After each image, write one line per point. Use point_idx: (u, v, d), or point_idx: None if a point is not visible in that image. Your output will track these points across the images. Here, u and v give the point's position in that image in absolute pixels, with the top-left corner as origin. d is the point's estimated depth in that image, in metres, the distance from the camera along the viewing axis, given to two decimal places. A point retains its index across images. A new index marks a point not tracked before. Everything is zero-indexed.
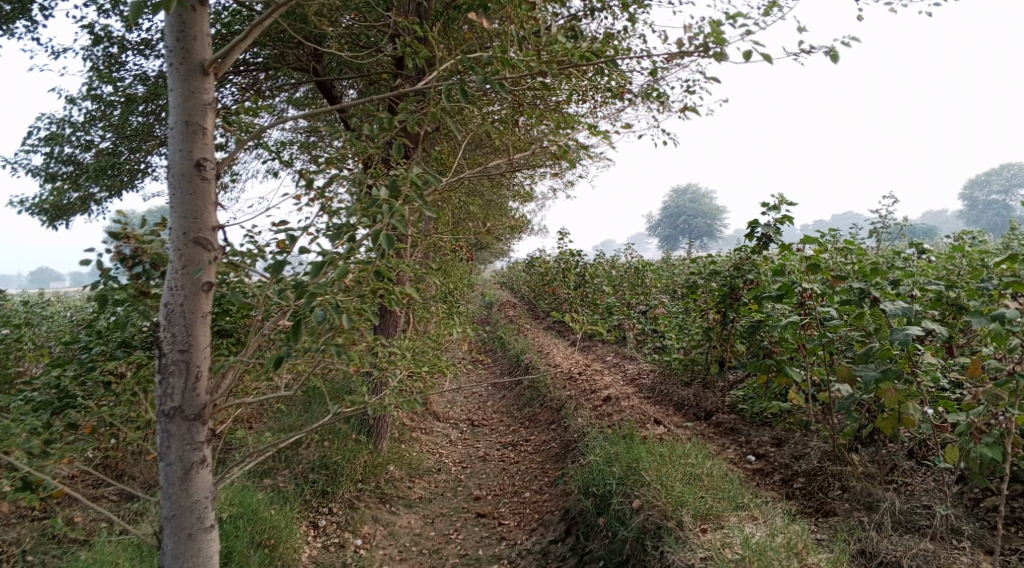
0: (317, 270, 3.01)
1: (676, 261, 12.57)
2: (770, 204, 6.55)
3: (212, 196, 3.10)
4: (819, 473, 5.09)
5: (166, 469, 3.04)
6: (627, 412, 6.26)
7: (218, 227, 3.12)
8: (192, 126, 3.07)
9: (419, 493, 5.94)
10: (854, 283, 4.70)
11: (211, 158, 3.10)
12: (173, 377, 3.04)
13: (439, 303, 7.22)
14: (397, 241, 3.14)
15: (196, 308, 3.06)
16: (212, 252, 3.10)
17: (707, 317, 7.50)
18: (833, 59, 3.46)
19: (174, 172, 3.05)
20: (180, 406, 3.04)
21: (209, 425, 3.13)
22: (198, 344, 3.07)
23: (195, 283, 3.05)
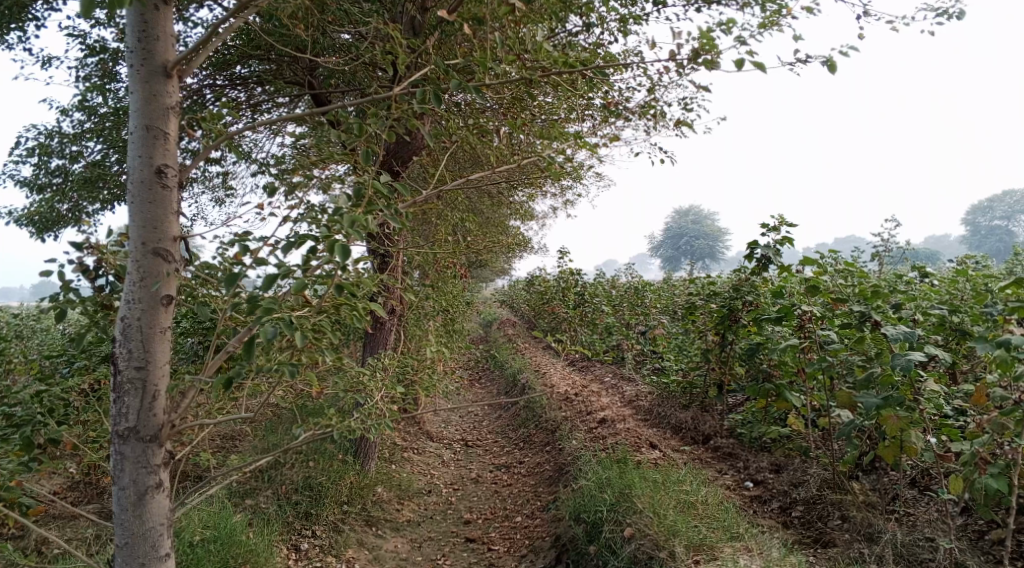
0: (268, 285, 2.77)
1: (676, 281, 12.46)
2: (770, 225, 6.43)
3: (174, 205, 2.94)
4: (819, 501, 4.94)
5: (118, 494, 2.87)
6: (622, 435, 6.11)
7: (180, 238, 2.96)
8: (153, 131, 2.91)
9: (408, 515, 5.78)
10: (855, 307, 4.56)
11: (174, 164, 2.94)
12: (128, 396, 2.86)
13: (432, 321, 7.11)
14: (352, 252, 2.85)
15: (155, 323, 2.89)
16: (173, 264, 2.93)
17: (706, 339, 7.38)
18: (831, 70, 3.30)
19: (133, 179, 2.89)
20: (135, 427, 2.87)
21: (166, 446, 2.95)
22: (156, 361, 2.89)
23: (154, 296, 2.88)
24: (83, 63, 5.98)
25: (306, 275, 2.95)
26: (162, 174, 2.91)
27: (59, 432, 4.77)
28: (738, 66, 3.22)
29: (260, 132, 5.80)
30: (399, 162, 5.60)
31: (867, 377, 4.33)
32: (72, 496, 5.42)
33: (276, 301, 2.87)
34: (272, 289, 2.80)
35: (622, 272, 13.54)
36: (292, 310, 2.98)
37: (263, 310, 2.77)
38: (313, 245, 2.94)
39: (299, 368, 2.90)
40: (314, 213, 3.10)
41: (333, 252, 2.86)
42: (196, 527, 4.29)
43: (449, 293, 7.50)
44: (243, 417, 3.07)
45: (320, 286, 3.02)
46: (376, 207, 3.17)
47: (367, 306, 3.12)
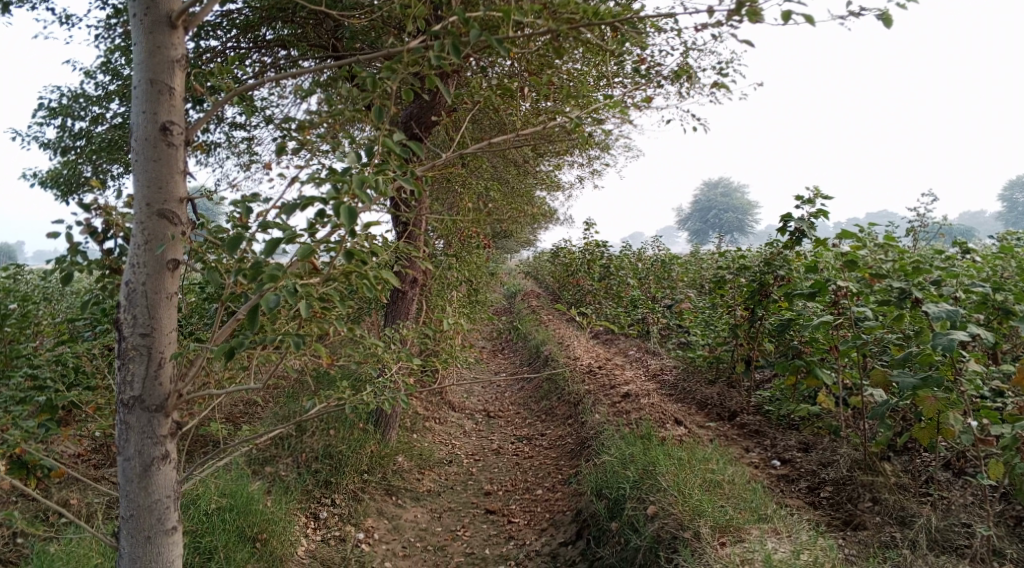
0: (272, 249, 2.66)
1: (704, 255, 12.23)
2: (804, 198, 6.23)
3: (179, 164, 2.84)
4: (849, 482, 4.80)
5: (124, 465, 2.82)
6: (646, 410, 5.98)
7: (186, 199, 2.86)
8: (158, 85, 2.80)
9: (428, 486, 5.73)
10: (894, 283, 4.30)
11: (179, 121, 2.83)
12: (134, 363, 2.80)
13: (456, 292, 7.02)
14: (358, 215, 2.74)
15: (160, 288, 2.81)
16: (178, 227, 2.84)
17: (734, 314, 7.21)
18: (886, 23, 2.97)
19: (137, 136, 2.79)
20: (140, 395, 2.81)
21: (173, 417, 2.89)
22: (161, 328, 2.82)
23: (159, 260, 2.80)
24: (106, 24, 5.88)
25: (314, 240, 2.83)
26: (168, 132, 2.81)
27: (81, 395, 4.75)
28: (783, 21, 2.99)
29: (283, 96, 5.70)
30: (423, 124, 5.45)
31: (906, 356, 4.15)
32: (96, 459, 5.43)
33: (283, 267, 2.76)
34: (275, 254, 2.69)
35: (648, 245, 13.33)
36: (299, 278, 2.88)
37: (269, 276, 2.66)
38: (320, 208, 2.81)
39: (304, 339, 2.80)
40: (322, 174, 2.97)
41: (340, 215, 2.74)
42: (216, 495, 4.27)
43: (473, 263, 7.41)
44: (249, 388, 2.99)
45: (330, 252, 2.90)
46: (389, 167, 3.03)
47: (378, 274, 2.99)
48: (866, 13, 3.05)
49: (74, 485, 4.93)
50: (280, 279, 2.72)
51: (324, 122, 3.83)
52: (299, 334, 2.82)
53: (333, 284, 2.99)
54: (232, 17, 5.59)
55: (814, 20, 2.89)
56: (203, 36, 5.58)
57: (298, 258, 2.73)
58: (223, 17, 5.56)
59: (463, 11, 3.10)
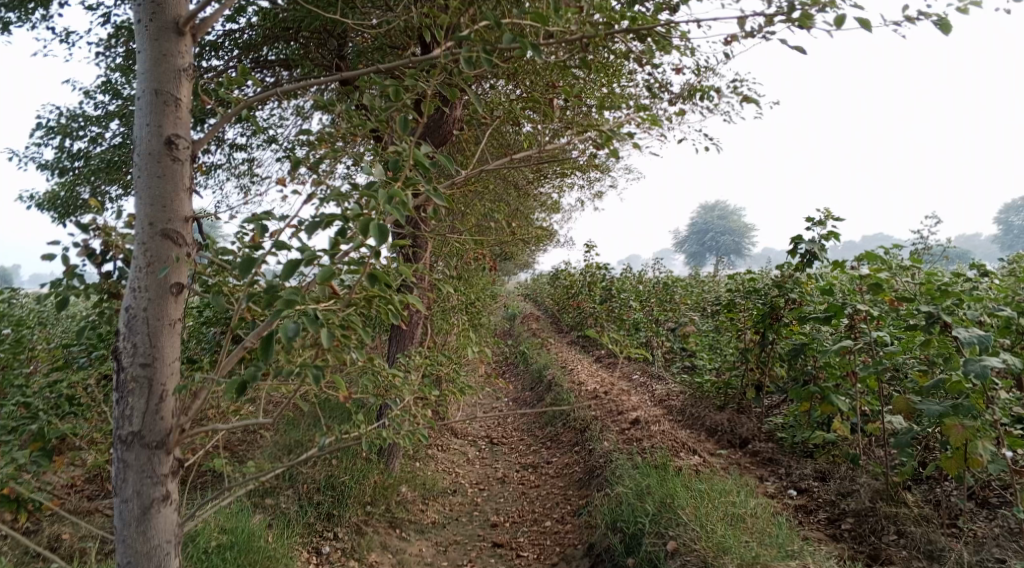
0: (291, 271, 2.50)
1: (706, 278, 12.11)
2: (815, 219, 6.12)
3: (185, 180, 2.71)
4: (871, 514, 4.61)
5: (121, 507, 2.65)
6: (657, 438, 5.81)
7: (191, 218, 2.72)
8: (163, 97, 2.67)
9: (432, 517, 5.54)
10: (922, 307, 4.10)
11: (185, 135, 2.70)
12: (133, 396, 2.64)
13: (460, 315, 6.87)
14: (389, 235, 2.58)
15: (163, 314, 2.66)
16: (183, 248, 2.69)
17: (744, 338, 7.06)
18: (944, 30, 2.84)
19: (141, 151, 2.66)
20: (140, 431, 2.64)
21: (174, 454, 2.72)
22: (164, 358, 2.67)
23: (162, 283, 2.65)
24: (108, 44, 5.78)
25: (335, 260, 2.68)
26: (173, 146, 2.67)
27: (76, 425, 4.58)
28: (834, 27, 2.88)
29: (286, 115, 5.59)
30: (433, 142, 5.32)
31: (935, 383, 4.01)
32: (90, 490, 5.24)
33: (298, 292, 2.61)
34: (293, 276, 2.53)
35: (649, 267, 13.20)
36: (317, 303, 2.73)
37: (285, 302, 2.51)
38: (341, 226, 2.67)
39: (324, 372, 2.66)
40: (339, 191, 2.83)
41: (365, 232, 2.59)
42: (215, 531, 4.08)
43: (476, 286, 7.27)
44: (259, 422, 2.84)
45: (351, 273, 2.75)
46: (417, 181, 2.87)
47: (401, 299, 2.84)
48: (922, 19, 2.95)
49: (66, 519, 4.74)
50: (296, 305, 2.56)
51: (332, 139, 3.71)
52: (318, 366, 2.68)
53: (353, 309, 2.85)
54: (235, 36, 5.49)
55: (871, 23, 2.78)
56: (205, 57, 5.48)
57: (318, 282, 2.57)
58: (226, 37, 5.47)
59: (493, 17, 2.95)
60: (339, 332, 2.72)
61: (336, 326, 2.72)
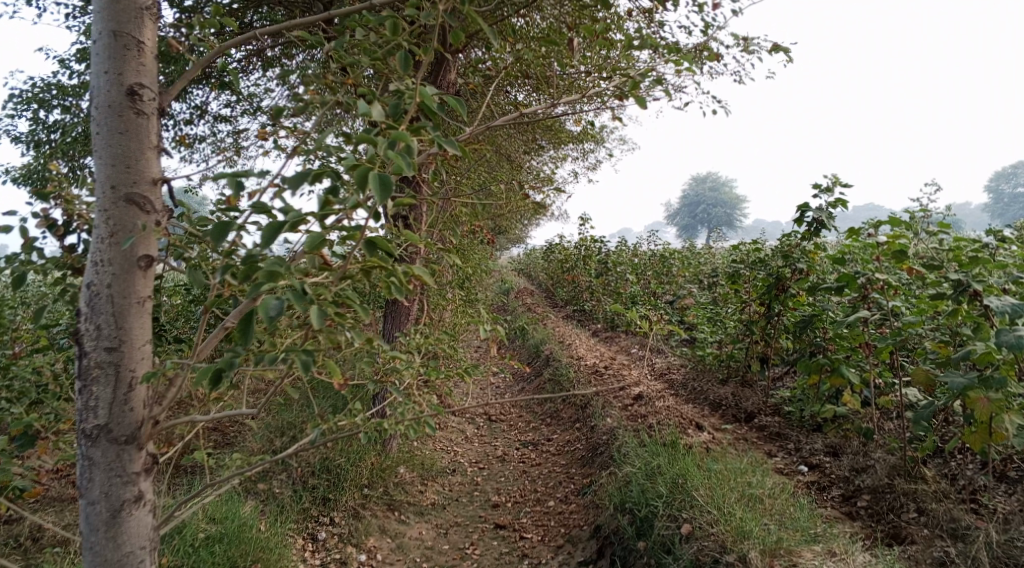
0: (272, 236, 2.26)
1: (703, 250, 11.89)
2: (823, 186, 5.91)
3: (150, 136, 2.46)
4: (888, 491, 4.48)
5: (87, 511, 2.42)
6: (663, 415, 5.63)
7: (159, 180, 2.48)
8: (123, 40, 2.41)
9: (432, 498, 5.35)
10: (951, 274, 3.92)
11: (149, 84, 2.45)
12: (97, 385, 2.40)
13: (455, 290, 6.64)
14: (389, 187, 2.32)
15: (129, 291, 2.42)
16: (150, 215, 2.45)
17: (748, 311, 6.84)
18: None
19: (100, 103, 2.41)
20: (106, 425, 2.42)
21: (146, 450, 2.50)
22: (132, 342, 2.43)
23: (128, 256, 2.41)
24: (81, 9, 5.45)
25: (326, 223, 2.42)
26: (136, 97, 2.42)
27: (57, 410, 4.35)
28: None
29: (269, 82, 5.30)
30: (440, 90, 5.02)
31: (960, 354, 3.84)
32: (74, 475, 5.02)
33: (285, 262, 2.38)
34: (275, 242, 2.29)
35: (644, 240, 12.95)
36: (306, 277, 2.49)
37: (271, 274, 2.28)
38: (331, 183, 2.40)
39: (313, 358, 2.42)
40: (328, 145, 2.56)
41: (362, 185, 2.33)
42: (205, 518, 3.88)
43: (471, 260, 7.03)
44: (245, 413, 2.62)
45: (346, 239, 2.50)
46: (421, 129, 2.60)
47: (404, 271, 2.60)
48: None
49: (50, 506, 4.53)
50: (284, 277, 2.34)
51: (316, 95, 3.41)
52: (307, 352, 2.45)
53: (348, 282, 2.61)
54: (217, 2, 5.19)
55: None
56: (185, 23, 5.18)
57: (305, 248, 2.34)
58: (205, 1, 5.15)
59: None
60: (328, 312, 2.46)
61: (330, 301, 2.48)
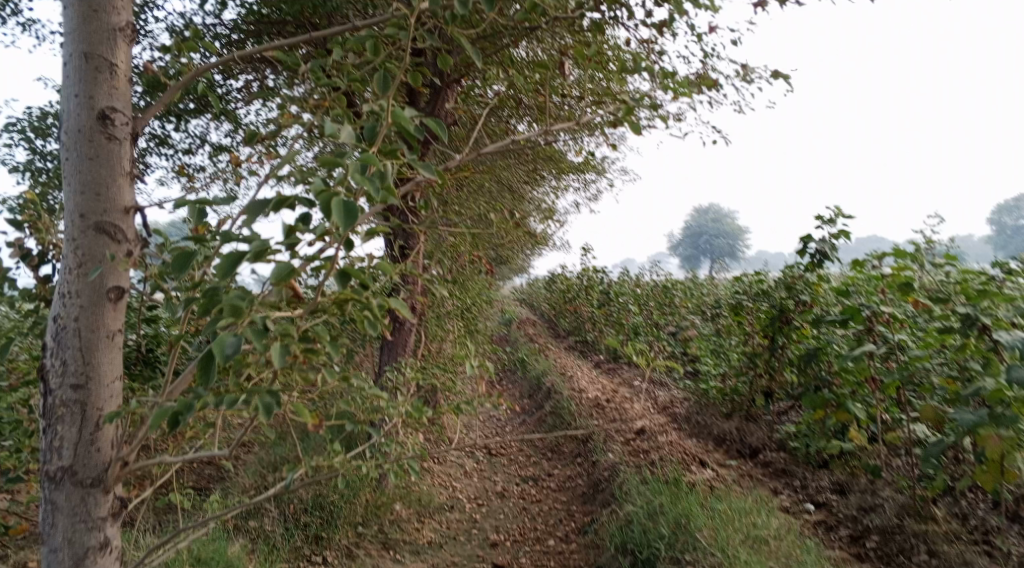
0: (230, 270, 1.98)
1: (706, 281, 11.83)
2: (826, 218, 5.84)
3: (123, 163, 2.27)
4: (898, 532, 4.35)
5: (49, 559, 2.21)
6: (666, 450, 5.51)
7: (132, 208, 2.29)
8: (95, 61, 2.24)
9: (429, 536, 5.21)
10: (960, 308, 3.83)
11: (123, 108, 2.27)
12: (63, 424, 2.20)
13: (454, 322, 6.56)
14: (354, 217, 1.97)
15: (98, 324, 2.22)
16: (122, 245, 2.26)
17: (752, 343, 6.73)
18: None
19: (69, 128, 2.23)
20: (72, 466, 2.21)
21: (115, 494, 2.30)
22: (100, 378, 2.23)
23: (96, 287, 2.22)
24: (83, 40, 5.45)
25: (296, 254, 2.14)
26: (108, 122, 2.24)
27: None
28: None
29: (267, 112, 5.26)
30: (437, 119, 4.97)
31: (971, 391, 3.73)
32: None
33: (265, 296, 2.28)
34: (234, 275, 2.01)
35: (647, 271, 12.91)
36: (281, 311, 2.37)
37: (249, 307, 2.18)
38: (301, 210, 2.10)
39: (276, 401, 2.26)
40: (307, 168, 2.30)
41: (324, 214, 1.98)
42: (194, 559, 3.76)
43: (471, 291, 6.95)
44: (214, 453, 2.47)
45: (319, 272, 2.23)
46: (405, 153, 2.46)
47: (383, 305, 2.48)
48: None
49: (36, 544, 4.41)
50: (263, 312, 2.23)
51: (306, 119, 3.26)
52: (271, 393, 2.28)
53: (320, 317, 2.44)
54: (218, 33, 5.19)
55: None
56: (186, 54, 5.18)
57: (271, 281, 2.08)
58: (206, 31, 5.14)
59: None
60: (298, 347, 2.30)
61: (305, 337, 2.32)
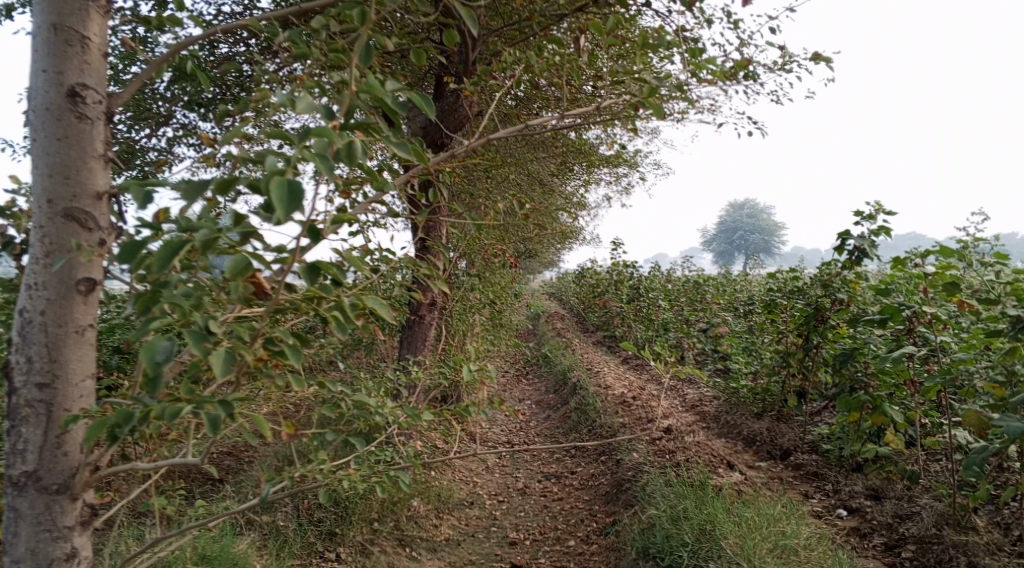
0: (168, 261, 1.84)
1: (739, 277, 11.55)
2: (865, 213, 5.59)
3: (95, 144, 2.17)
4: (935, 542, 4.13)
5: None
6: (692, 451, 5.32)
7: (104, 194, 2.19)
8: (65, 35, 2.13)
9: (446, 534, 5.10)
10: (1009, 309, 3.58)
11: (95, 86, 2.17)
12: (27, 426, 2.12)
13: (476, 315, 6.42)
14: (299, 198, 1.80)
15: (66, 319, 2.13)
16: (91, 232, 2.16)
17: (785, 342, 6.49)
18: None
19: (36, 106, 2.13)
20: (36, 471, 2.13)
21: (83, 501, 2.21)
22: (68, 377, 2.14)
23: (65, 278, 2.13)
24: None
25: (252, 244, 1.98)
26: (78, 99, 2.14)
27: None
28: None
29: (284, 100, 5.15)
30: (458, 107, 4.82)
31: None
32: None
33: (247, 290, 2.16)
34: (174, 267, 1.87)
35: (678, 266, 12.67)
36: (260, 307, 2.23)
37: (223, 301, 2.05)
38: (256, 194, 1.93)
39: (224, 416, 2.00)
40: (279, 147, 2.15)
41: (267, 194, 1.81)
42: (201, 555, 3.69)
43: (495, 284, 6.80)
44: (184, 461, 2.29)
45: (283, 264, 2.08)
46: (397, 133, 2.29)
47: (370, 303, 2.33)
48: None
49: None
50: (241, 305, 2.11)
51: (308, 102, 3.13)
52: (223, 405, 2.02)
53: (299, 313, 2.26)
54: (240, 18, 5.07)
55: None
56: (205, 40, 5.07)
57: (226, 273, 1.93)
58: (230, 18, 5.06)
59: None
60: (269, 348, 2.15)
61: (274, 337, 2.16)
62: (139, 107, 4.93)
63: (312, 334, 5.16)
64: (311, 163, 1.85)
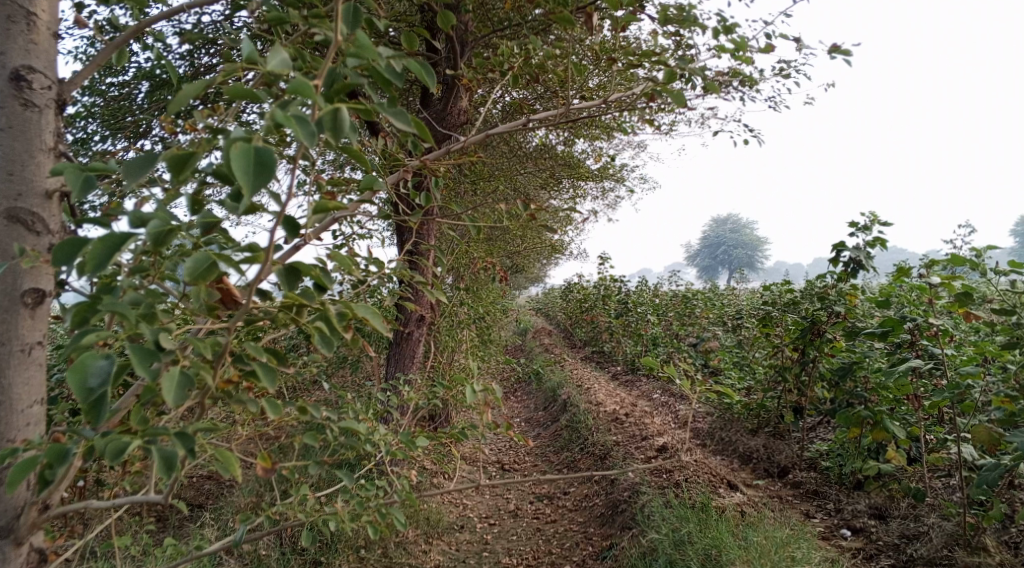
0: (103, 260, 1.67)
1: (727, 291, 11.46)
2: (860, 223, 5.47)
3: (44, 135, 1.99)
4: (946, 563, 3.99)
5: None
6: (690, 471, 5.14)
7: (55, 192, 2.00)
8: (9, 15, 1.97)
9: (437, 559, 4.89)
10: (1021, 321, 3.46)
11: (44, 70, 2.00)
12: None
13: (464, 331, 6.23)
14: (269, 161, 1.63)
15: (10, 336, 1.94)
16: (38, 233, 1.97)
17: (779, 356, 6.35)
18: None
19: None
20: None
21: (30, 544, 2.00)
22: (13, 403, 1.96)
23: (8, 289, 1.94)
24: None
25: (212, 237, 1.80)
26: (23, 85, 1.96)
27: None
28: None
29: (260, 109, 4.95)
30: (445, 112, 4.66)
31: None
32: None
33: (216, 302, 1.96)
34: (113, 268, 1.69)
35: (666, 280, 12.56)
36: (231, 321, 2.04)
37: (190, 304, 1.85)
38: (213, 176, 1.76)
39: (178, 453, 1.80)
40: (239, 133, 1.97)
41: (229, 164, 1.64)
42: None
43: (483, 300, 6.62)
44: (146, 497, 2.08)
45: (250, 263, 1.89)
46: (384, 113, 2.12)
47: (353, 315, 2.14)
48: None
49: None
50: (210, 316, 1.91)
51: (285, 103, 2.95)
52: (179, 439, 1.82)
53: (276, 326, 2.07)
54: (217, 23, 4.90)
55: None
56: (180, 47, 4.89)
57: (184, 276, 1.76)
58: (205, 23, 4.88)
59: None
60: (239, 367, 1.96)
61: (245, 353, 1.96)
62: (114, 116, 4.69)
63: (294, 352, 4.96)
64: (283, 126, 1.67)
